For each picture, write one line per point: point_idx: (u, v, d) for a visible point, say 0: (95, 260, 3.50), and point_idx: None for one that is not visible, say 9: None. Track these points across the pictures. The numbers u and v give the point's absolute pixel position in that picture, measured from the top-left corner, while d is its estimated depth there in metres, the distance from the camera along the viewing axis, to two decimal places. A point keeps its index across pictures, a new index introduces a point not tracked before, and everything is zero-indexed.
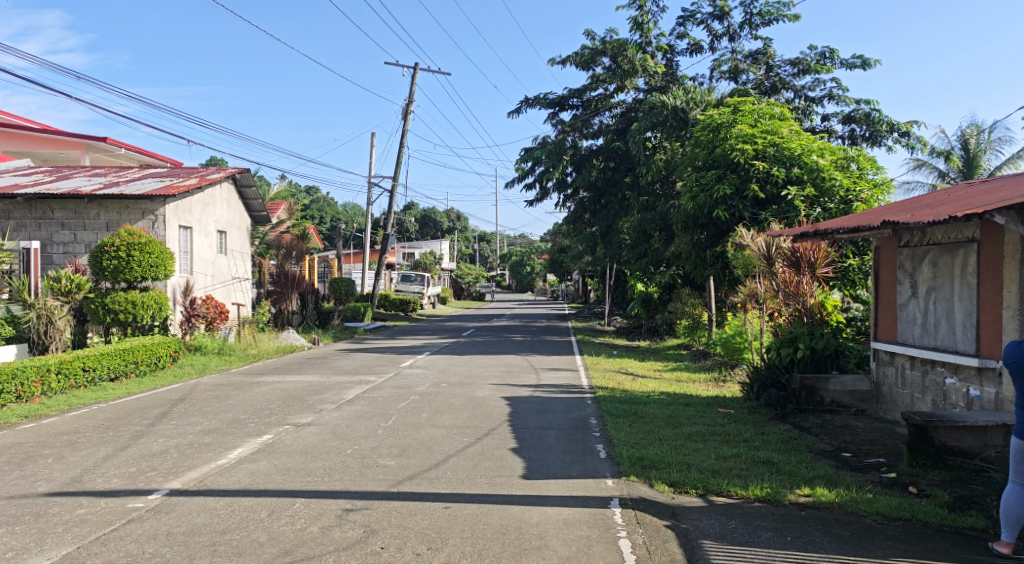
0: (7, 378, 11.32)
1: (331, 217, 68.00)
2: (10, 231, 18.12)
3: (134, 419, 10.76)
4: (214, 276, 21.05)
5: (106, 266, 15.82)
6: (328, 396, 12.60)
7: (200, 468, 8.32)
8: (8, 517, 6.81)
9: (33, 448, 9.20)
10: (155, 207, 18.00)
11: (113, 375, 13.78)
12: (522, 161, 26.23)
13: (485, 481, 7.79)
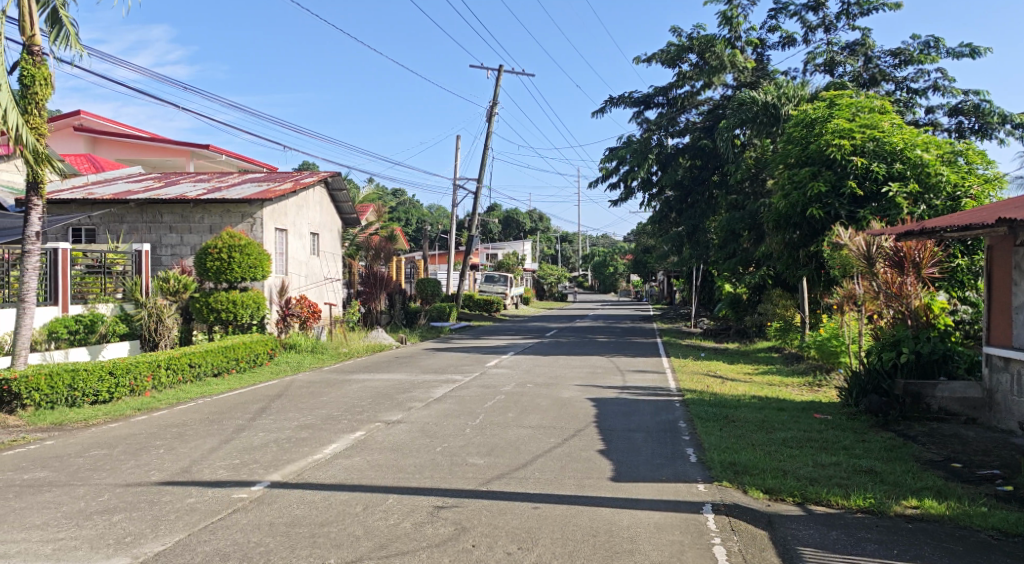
0: (122, 372, 11.93)
1: (416, 219, 69.20)
2: (124, 235, 19.11)
3: (236, 414, 11.21)
4: (308, 276, 21.73)
5: (209, 267, 16.49)
6: (418, 395, 12.84)
7: (298, 461, 8.61)
8: (125, 504, 7.19)
9: (145, 439, 9.69)
10: (254, 211, 18.67)
11: (216, 371, 14.36)
12: (606, 160, 26.21)
13: (574, 483, 7.82)
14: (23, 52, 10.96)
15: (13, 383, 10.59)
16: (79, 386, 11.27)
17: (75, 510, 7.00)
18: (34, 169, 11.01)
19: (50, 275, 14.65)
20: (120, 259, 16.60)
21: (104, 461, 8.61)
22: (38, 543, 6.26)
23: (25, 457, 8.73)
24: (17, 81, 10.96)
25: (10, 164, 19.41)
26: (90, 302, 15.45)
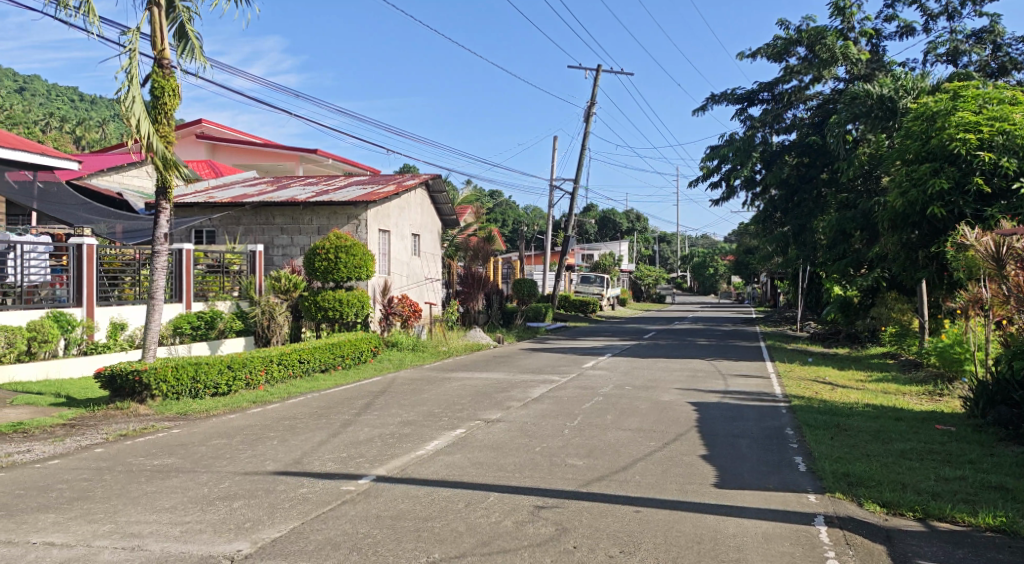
0: (239, 366, 12.46)
1: (512, 220, 69.79)
2: (240, 236, 19.96)
3: (343, 409, 11.56)
4: (409, 276, 22.19)
5: (317, 267, 17.02)
6: (517, 394, 12.93)
7: (401, 457, 8.81)
8: (243, 491, 7.51)
9: (260, 430, 10.10)
10: (358, 212, 19.14)
11: (323, 367, 14.82)
12: (707, 159, 25.75)
13: (676, 488, 7.74)
14: (154, 65, 11.58)
15: (144, 374, 11.20)
16: (201, 379, 11.82)
17: (199, 496, 7.35)
18: (162, 175, 11.63)
19: (175, 272, 15.64)
20: (236, 259, 17.42)
21: (225, 450, 9.02)
22: (167, 525, 6.57)
23: (154, 444, 9.23)
24: (148, 92, 11.61)
25: (140, 170, 20.53)
26: (211, 299, 16.43)
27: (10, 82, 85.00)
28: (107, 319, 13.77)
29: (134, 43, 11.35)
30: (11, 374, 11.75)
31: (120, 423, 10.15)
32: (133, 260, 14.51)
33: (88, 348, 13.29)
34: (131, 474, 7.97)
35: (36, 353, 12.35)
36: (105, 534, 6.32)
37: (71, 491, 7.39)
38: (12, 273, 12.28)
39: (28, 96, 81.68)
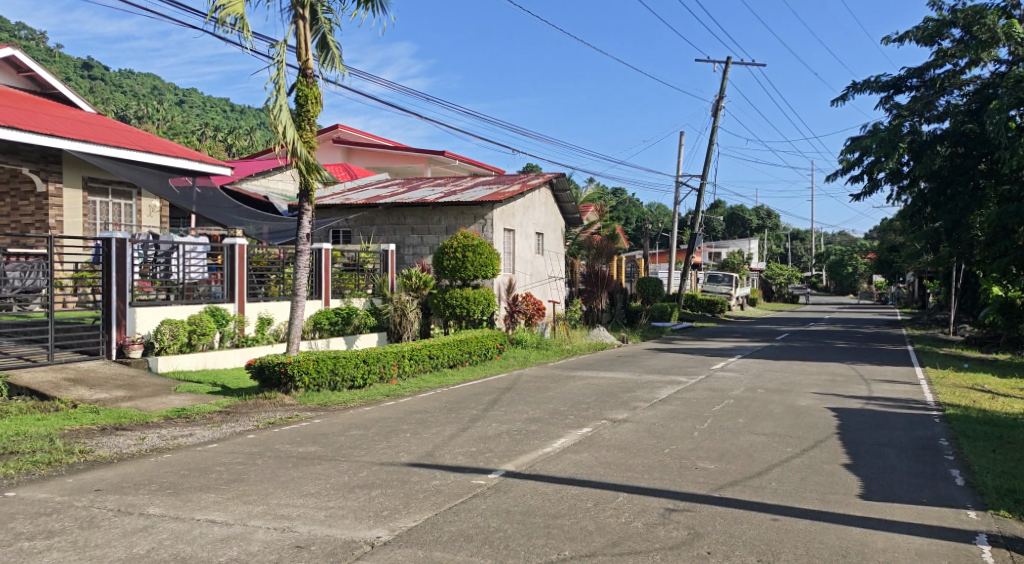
0: (373, 361, 12.95)
1: (637, 218, 69.27)
2: (373, 236, 20.67)
3: (471, 404, 11.82)
4: (533, 275, 22.39)
5: (445, 266, 17.36)
6: (643, 395, 12.85)
7: (529, 453, 8.95)
8: (379, 481, 7.82)
9: (393, 423, 10.47)
10: (484, 212, 19.46)
11: (451, 363, 15.17)
12: (848, 151, 24.74)
13: (817, 497, 7.52)
14: (299, 76, 12.20)
15: (289, 366, 11.82)
16: (340, 372, 12.33)
17: (339, 483, 7.71)
18: (304, 178, 12.22)
19: (315, 270, 16.42)
20: (370, 258, 18.10)
21: (362, 441, 9.42)
22: (313, 509, 6.92)
23: (299, 433, 9.74)
24: (294, 101, 12.22)
25: (283, 174, 21.61)
26: (347, 296, 17.16)
27: (166, 92, 91.01)
28: (255, 314, 14.62)
29: (281, 55, 12.00)
30: (174, 364, 12.56)
31: (268, 412, 10.75)
32: (277, 260, 15.42)
33: (240, 341, 14.05)
34: (280, 460, 8.45)
35: (195, 345, 13.19)
36: (258, 515, 6.72)
37: (228, 473, 7.91)
38: (176, 270, 13.33)
39: (182, 106, 87.22)
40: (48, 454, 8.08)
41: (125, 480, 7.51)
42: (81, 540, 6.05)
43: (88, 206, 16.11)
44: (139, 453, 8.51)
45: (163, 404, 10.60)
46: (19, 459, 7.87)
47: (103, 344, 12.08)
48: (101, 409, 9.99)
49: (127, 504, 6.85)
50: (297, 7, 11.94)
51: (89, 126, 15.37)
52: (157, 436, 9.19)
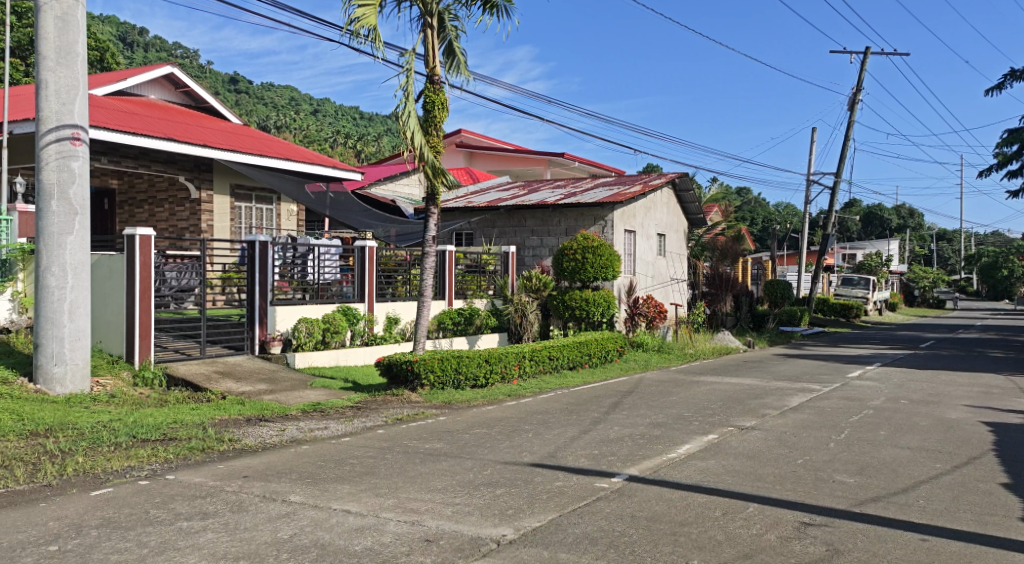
0: (495, 361, 13.25)
1: (765, 218, 67.53)
2: (495, 238, 21.07)
3: (593, 406, 11.92)
4: (655, 277, 22.27)
5: (566, 267, 17.43)
6: (772, 402, 12.59)
7: (654, 458, 8.97)
8: (504, 479, 8.03)
9: (516, 423, 10.69)
10: (605, 213, 19.44)
11: (571, 365, 15.29)
12: (1005, 144, 23.39)
13: (972, 518, 7.23)
14: (426, 82, 12.62)
15: (415, 364, 12.23)
16: (462, 371, 12.66)
17: (466, 480, 7.97)
18: (430, 181, 12.61)
19: (439, 271, 16.90)
20: (491, 259, 18.48)
21: (486, 439, 9.67)
22: (441, 504, 7.19)
23: (425, 430, 10.08)
24: (422, 107, 12.65)
25: (409, 179, 22.31)
26: (469, 297, 17.58)
27: (302, 102, 95.27)
28: (383, 313, 15.19)
29: (410, 64, 12.46)
30: (310, 360, 13.19)
31: (396, 408, 11.18)
32: (404, 261, 15.94)
33: (369, 339, 14.62)
34: (408, 455, 8.81)
35: (329, 343, 13.78)
36: (389, 508, 7.04)
37: (360, 465, 8.31)
38: (312, 271, 14.03)
39: (317, 115, 91.10)
40: (201, 441, 8.71)
41: (269, 469, 8.02)
42: (232, 522, 6.52)
43: (234, 211, 17.14)
44: (280, 444, 9.04)
45: (301, 398, 11.19)
46: (176, 445, 8.52)
47: (247, 341, 12.85)
48: (246, 401, 10.65)
49: (271, 491, 7.33)
50: (426, 16, 12.36)
51: (237, 137, 16.45)
52: (296, 428, 9.75)
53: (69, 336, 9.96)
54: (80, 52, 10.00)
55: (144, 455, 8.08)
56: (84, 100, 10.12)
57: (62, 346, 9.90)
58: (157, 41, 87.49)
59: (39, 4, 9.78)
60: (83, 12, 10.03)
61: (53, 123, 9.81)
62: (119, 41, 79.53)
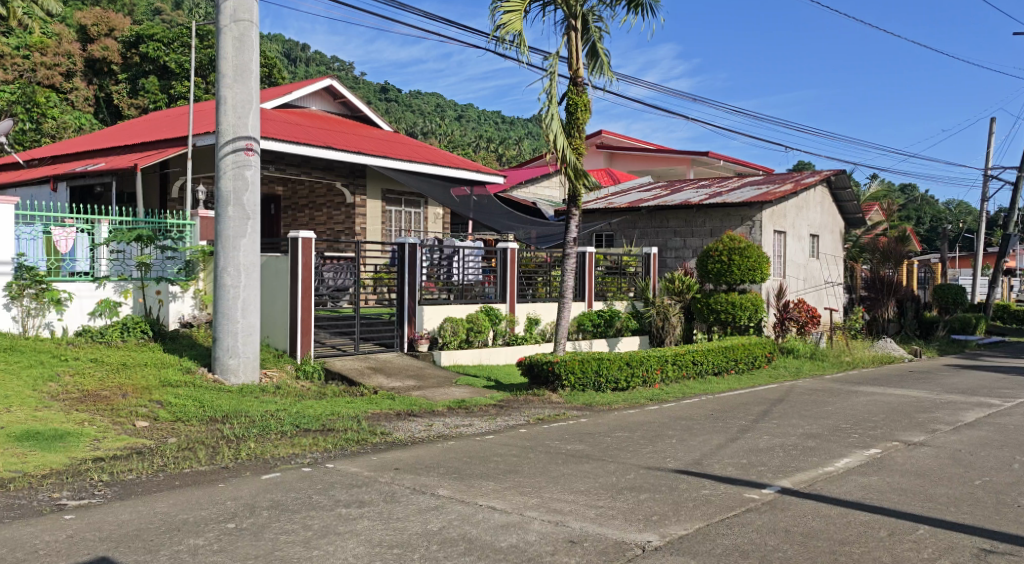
0: (636, 364, 13.27)
1: (933, 216, 63.69)
2: (636, 239, 21.02)
3: (740, 414, 11.74)
4: (806, 280, 21.55)
5: (710, 269, 17.00)
6: (943, 417, 11.98)
7: (809, 471, 8.77)
8: (650, 485, 8.06)
9: (659, 427, 10.70)
10: (753, 213, 19.00)
11: (716, 370, 15.07)
12: None
13: None
14: (570, 84, 12.81)
15: (556, 364, 12.44)
16: (603, 373, 12.76)
17: (609, 484, 8.06)
18: (573, 182, 12.73)
19: (580, 273, 17.07)
20: (632, 261, 18.48)
21: (628, 443, 9.73)
22: (585, 506, 7.32)
23: (568, 431, 10.26)
24: (565, 109, 12.84)
25: (551, 181, 22.57)
26: (609, 299, 17.69)
27: (449, 109, 98.11)
28: (525, 313, 15.49)
29: (553, 67, 12.67)
30: (454, 358, 13.68)
31: (538, 408, 11.41)
32: (544, 263, 16.14)
33: (510, 339, 14.97)
34: (551, 456, 8.99)
35: (472, 342, 14.19)
36: (534, 507, 7.24)
37: (504, 463, 8.58)
38: (457, 272, 14.47)
39: (464, 121, 93.53)
40: (356, 433, 9.22)
41: (418, 462, 8.41)
42: (386, 512, 6.89)
43: (385, 215, 17.92)
44: (428, 438, 9.44)
45: (447, 395, 11.61)
46: (334, 435, 9.07)
47: (397, 338, 13.45)
48: (396, 396, 11.17)
49: (422, 484, 7.68)
50: (570, 19, 12.52)
51: (387, 143, 17.22)
52: (442, 424, 10.14)
53: (242, 331, 10.76)
54: (255, 70, 10.77)
55: (306, 443, 8.66)
56: (257, 114, 10.90)
57: (236, 341, 10.71)
58: (317, 56, 92.44)
59: (220, 27, 10.62)
60: (257, 32, 10.80)
61: (230, 136, 10.62)
62: (283, 57, 84.73)
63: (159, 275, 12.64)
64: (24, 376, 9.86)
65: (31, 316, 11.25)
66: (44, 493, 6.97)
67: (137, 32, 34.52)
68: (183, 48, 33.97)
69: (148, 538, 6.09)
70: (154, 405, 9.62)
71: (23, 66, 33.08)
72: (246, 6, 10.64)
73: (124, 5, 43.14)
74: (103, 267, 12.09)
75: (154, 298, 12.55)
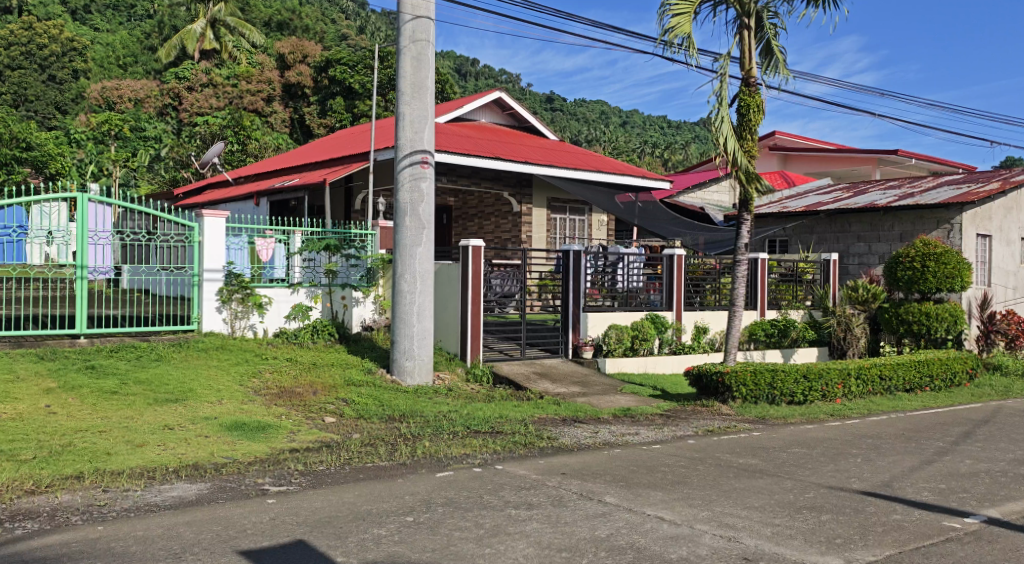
0: (816, 378, 12.78)
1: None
2: (814, 244, 20.31)
3: (936, 435, 11.08)
4: (1017, 289, 20.00)
5: (900, 277, 15.85)
6: None
7: (1019, 501, 8.15)
8: (833, 506, 7.77)
9: (842, 445, 10.30)
10: (952, 216, 17.63)
11: (908, 387, 14.28)
12: None
13: None
14: (742, 85, 12.58)
15: (726, 376, 12.24)
16: (778, 386, 12.42)
17: (786, 501, 7.86)
18: (744, 187, 12.48)
19: (751, 281, 16.65)
20: (810, 268, 17.78)
21: (807, 460, 9.44)
22: (760, 523, 7.18)
23: (740, 444, 10.08)
24: (736, 111, 12.62)
25: (719, 186, 22.16)
26: (784, 308, 17.18)
27: (615, 117, 98.04)
28: (691, 323, 15.23)
29: (724, 67, 12.51)
30: (619, 366, 13.62)
31: (707, 419, 11.28)
32: (712, 270, 15.79)
33: (677, 348, 14.84)
34: (722, 469, 8.87)
35: (638, 350, 14.20)
36: (705, 520, 7.18)
37: (672, 474, 8.54)
38: (621, 279, 14.49)
39: (630, 128, 93.16)
40: (524, 437, 9.49)
41: (585, 468, 8.54)
42: (555, 515, 7.06)
43: (551, 223, 18.23)
44: (595, 445, 9.55)
45: (613, 403, 11.68)
46: (503, 438, 9.37)
47: (562, 345, 13.68)
48: (562, 402, 11.35)
49: (589, 490, 7.81)
50: (742, 18, 12.30)
51: (553, 152, 17.52)
52: (609, 431, 10.23)
53: (417, 335, 11.30)
54: (430, 86, 11.26)
55: (478, 444, 9.01)
56: (432, 128, 11.41)
57: (412, 343, 11.27)
58: (486, 71, 95.06)
59: (399, 47, 11.20)
60: (433, 51, 11.32)
61: (408, 150, 11.18)
62: (457, 74, 87.81)
63: (344, 281, 13.45)
64: (231, 372, 10.82)
65: (238, 318, 12.33)
66: (250, 478, 7.65)
67: (327, 56, 36.62)
68: (367, 69, 35.53)
69: (337, 525, 6.56)
70: (341, 403, 10.28)
71: (231, 93, 37.00)
72: (423, 27, 11.18)
73: (317, 32, 46.13)
74: (297, 275, 12.99)
75: (340, 303, 13.38)
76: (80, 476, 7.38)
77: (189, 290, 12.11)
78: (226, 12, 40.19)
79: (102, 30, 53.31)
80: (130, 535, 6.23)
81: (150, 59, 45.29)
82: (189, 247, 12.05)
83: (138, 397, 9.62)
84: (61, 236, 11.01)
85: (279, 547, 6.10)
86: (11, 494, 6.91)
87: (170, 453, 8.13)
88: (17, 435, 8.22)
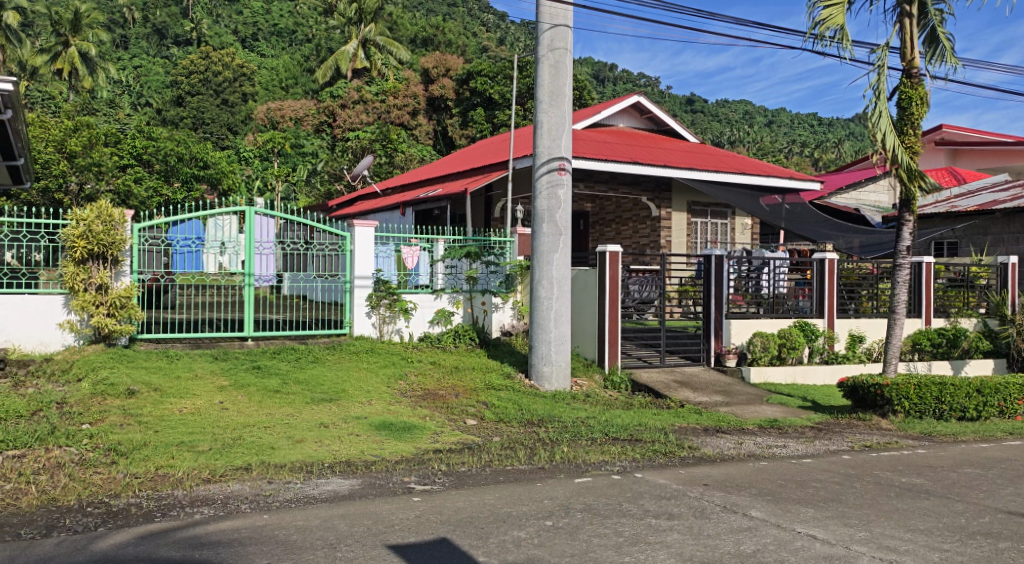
0: (991, 391, 11.81)
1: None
2: (988, 247, 18.77)
3: None
4: None
5: None
6: None
7: None
8: (1012, 532, 7.16)
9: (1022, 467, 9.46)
10: None
11: None
12: None
13: None
14: (902, 77, 11.86)
15: (885, 389, 11.50)
16: (947, 400, 11.60)
17: (956, 525, 7.32)
18: (906, 186, 11.74)
19: (915, 286, 15.65)
20: (983, 272, 16.42)
21: (981, 482, 8.75)
22: (925, 547, 6.73)
23: (901, 462, 9.48)
24: (896, 104, 11.91)
25: (877, 185, 20.96)
26: (953, 316, 16.00)
27: (762, 116, 94.65)
28: (845, 331, 14.49)
29: (882, 59, 11.84)
30: (765, 376, 13.10)
31: (864, 434, 10.69)
32: (869, 274, 14.98)
33: (830, 358, 14.13)
34: (881, 487, 8.38)
35: (785, 358, 13.59)
36: (862, 541, 6.81)
37: (825, 490, 8.16)
38: (766, 284, 13.99)
39: (781, 128, 89.56)
40: (664, 445, 9.36)
41: (729, 480, 8.31)
42: (697, 527, 6.92)
43: (692, 226, 17.88)
44: (739, 456, 9.28)
45: (758, 413, 11.29)
46: (642, 446, 9.28)
47: (703, 352, 13.37)
48: (704, 411, 11.09)
49: (733, 503, 7.59)
50: (902, 5, 11.60)
51: (696, 155, 17.20)
52: (754, 443, 9.90)
53: (555, 340, 11.39)
54: (568, 93, 11.32)
55: (616, 452, 8.97)
56: (571, 135, 11.47)
57: (550, 349, 11.37)
58: (631, 76, 94.17)
59: (537, 57, 11.35)
60: (571, 59, 11.40)
61: (545, 157, 11.31)
62: (597, 82, 87.40)
63: (484, 287, 13.78)
64: (381, 374, 11.33)
65: (385, 322, 12.89)
66: (397, 476, 7.97)
67: (468, 69, 37.44)
68: (506, 79, 36.05)
69: (479, 525, 6.73)
70: (482, 405, 10.53)
71: (380, 109, 38.63)
72: (561, 35, 11.28)
73: (460, 48, 47.32)
74: (440, 281, 13.42)
75: (480, 309, 13.76)
76: (248, 468, 7.94)
77: (342, 296, 12.74)
78: (375, 32, 42.06)
79: (266, 56, 56.98)
80: (292, 525, 6.65)
81: (308, 81, 47.94)
82: (341, 255, 12.74)
83: (297, 397, 10.25)
84: (232, 246, 11.96)
85: (424, 544, 6.32)
86: (190, 482, 7.53)
87: (326, 450, 8.62)
88: (194, 428, 8.95)
